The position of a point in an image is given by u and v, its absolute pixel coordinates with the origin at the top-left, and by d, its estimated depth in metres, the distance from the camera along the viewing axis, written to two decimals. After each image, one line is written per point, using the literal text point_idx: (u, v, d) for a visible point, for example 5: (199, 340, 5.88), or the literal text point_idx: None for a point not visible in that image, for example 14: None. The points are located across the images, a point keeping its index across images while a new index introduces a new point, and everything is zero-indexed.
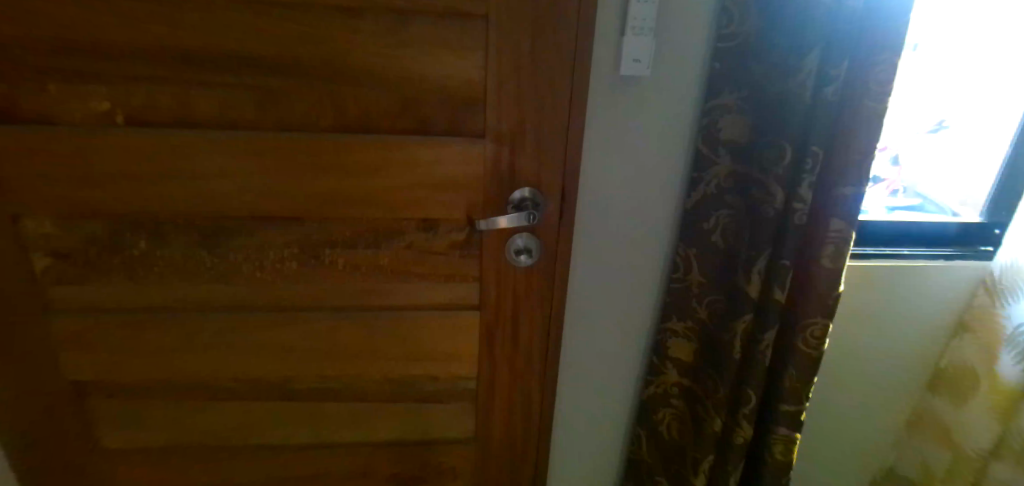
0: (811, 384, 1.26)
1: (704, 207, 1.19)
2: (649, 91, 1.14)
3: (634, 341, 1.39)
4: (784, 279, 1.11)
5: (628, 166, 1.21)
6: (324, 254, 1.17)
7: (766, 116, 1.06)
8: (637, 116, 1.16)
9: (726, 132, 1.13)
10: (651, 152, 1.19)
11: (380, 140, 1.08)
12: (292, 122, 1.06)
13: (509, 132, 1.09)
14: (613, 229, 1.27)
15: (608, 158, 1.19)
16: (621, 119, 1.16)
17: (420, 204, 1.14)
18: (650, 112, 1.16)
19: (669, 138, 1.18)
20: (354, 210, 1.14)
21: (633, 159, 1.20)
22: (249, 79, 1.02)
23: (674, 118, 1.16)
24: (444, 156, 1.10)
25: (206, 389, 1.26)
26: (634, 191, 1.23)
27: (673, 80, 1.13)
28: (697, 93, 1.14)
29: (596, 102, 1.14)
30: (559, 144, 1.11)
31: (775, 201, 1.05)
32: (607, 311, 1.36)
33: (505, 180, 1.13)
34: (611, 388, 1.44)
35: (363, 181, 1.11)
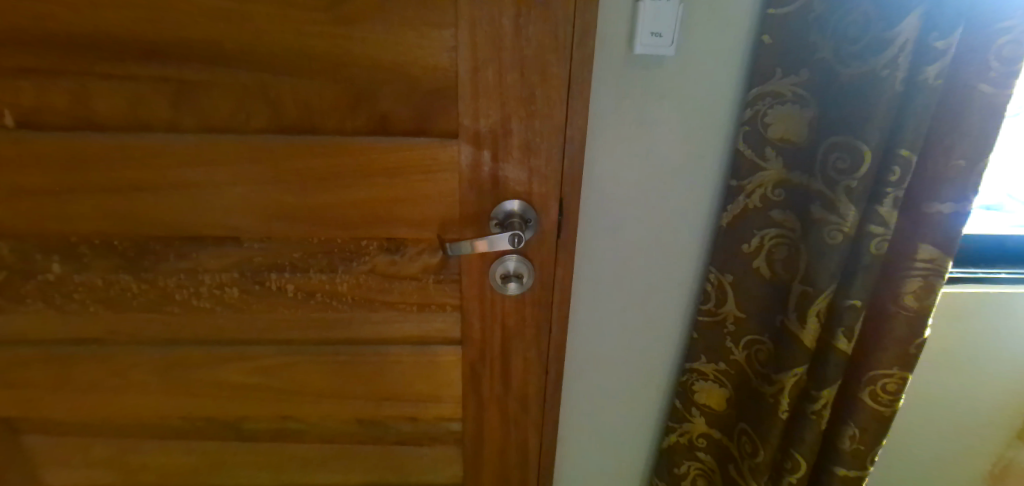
0: (877, 447, 0.99)
1: (743, 226, 0.93)
2: (673, 77, 0.88)
3: (654, 376, 1.20)
4: (852, 327, 0.85)
5: (646, 173, 0.96)
6: (272, 280, 0.96)
7: (833, 108, 0.78)
8: (657, 109, 0.90)
9: (775, 129, 0.85)
10: (675, 154, 0.95)
11: (326, 143, 0.85)
12: (217, 122, 0.84)
13: (489, 133, 0.85)
14: (627, 249, 1.04)
15: (621, 165, 0.95)
16: (636, 113, 0.91)
17: (382, 221, 0.92)
18: (674, 104, 0.90)
19: (700, 138, 0.93)
20: (302, 228, 0.92)
21: (651, 164, 0.95)
22: (158, 68, 0.80)
23: (706, 112, 0.91)
24: (408, 162, 0.87)
25: (151, 427, 1.11)
26: (654, 203, 1.00)
27: (704, 60, 0.87)
28: (738, 78, 0.88)
29: (602, 91, 0.88)
30: (555, 146, 0.86)
31: (844, 226, 0.78)
32: (621, 342, 1.16)
33: (488, 191, 0.90)
34: (625, 427, 1.26)
35: (311, 192, 0.89)
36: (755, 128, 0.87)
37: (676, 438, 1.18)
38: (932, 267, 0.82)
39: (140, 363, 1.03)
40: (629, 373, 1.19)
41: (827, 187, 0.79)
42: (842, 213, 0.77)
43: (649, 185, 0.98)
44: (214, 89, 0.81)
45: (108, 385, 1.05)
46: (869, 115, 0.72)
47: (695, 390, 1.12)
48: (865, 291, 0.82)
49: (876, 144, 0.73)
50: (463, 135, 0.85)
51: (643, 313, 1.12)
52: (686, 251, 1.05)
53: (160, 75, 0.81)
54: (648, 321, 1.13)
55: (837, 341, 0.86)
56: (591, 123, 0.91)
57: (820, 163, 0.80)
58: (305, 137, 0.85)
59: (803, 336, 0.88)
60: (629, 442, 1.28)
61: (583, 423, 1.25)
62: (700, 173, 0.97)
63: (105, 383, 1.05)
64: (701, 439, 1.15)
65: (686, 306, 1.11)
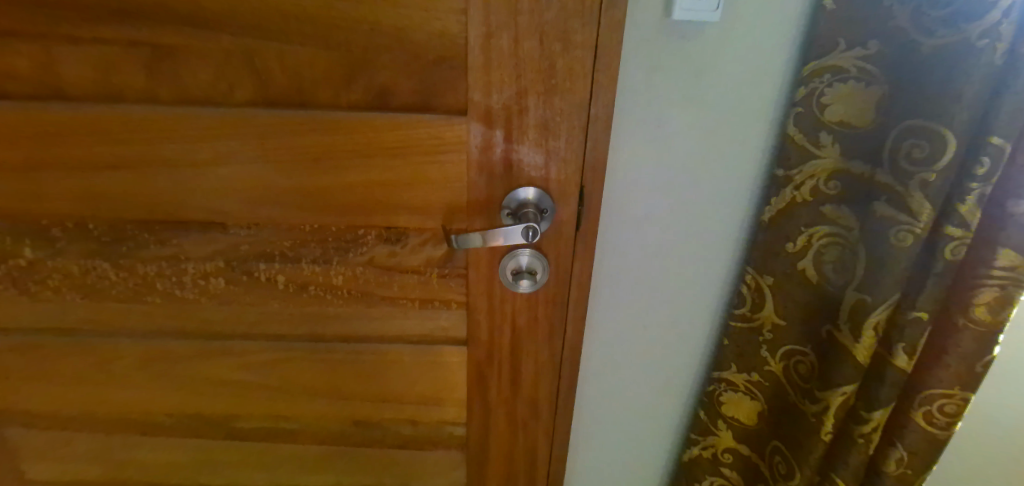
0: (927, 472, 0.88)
1: (788, 222, 0.83)
2: (716, 49, 0.77)
3: (678, 383, 1.10)
4: (914, 343, 0.74)
5: (679, 160, 0.86)
6: (259, 270, 0.87)
7: (907, 87, 0.67)
8: (697, 87, 0.79)
9: (834, 112, 0.74)
10: (713, 140, 0.84)
11: (318, 118, 0.75)
12: (196, 94, 0.74)
13: (503, 111, 0.74)
14: (654, 245, 0.94)
15: (651, 150, 0.85)
16: (672, 91, 0.80)
17: (381, 208, 0.82)
18: (716, 81, 0.79)
19: (742, 122, 0.82)
20: (292, 214, 0.83)
21: (686, 150, 0.85)
22: (127, 31, 0.70)
23: (750, 91, 0.80)
24: (410, 142, 0.77)
25: (135, 422, 1.04)
26: (687, 196, 0.89)
27: (753, 31, 0.76)
28: (790, 51, 0.77)
29: (634, 66, 0.77)
30: (578, 127, 0.76)
31: (916, 225, 0.67)
32: (643, 345, 1.06)
33: (500, 177, 0.80)
34: (645, 436, 1.17)
35: (301, 174, 0.79)
36: (809, 110, 0.76)
37: (700, 449, 1.09)
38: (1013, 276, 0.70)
39: (122, 356, 0.96)
40: (650, 379, 1.10)
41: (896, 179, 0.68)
42: (915, 210, 0.66)
43: (683, 175, 0.87)
44: (192, 54, 0.71)
45: (90, 378, 0.98)
46: (957, 93, 0.61)
47: (722, 400, 1.02)
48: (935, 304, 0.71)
49: (962, 128, 0.62)
50: (473, 113, 0.74)
51: (670, 315, 1.02)
52: (720, 250, 0.94)
53: (130, 38, 0.71)
54: (674, 324, 1.03)
55: (895, 357, 0.76)
56: (619, 102, 0.80)
57: (888, 150, 0.69)
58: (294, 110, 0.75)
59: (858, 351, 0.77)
60: (647, 450, 1.19)
61: (599, 429, 1.16)
62: (740, 161, 0.86)
63: (87, 375, 0.98)
64: (727, 453, 1.06)
65: (717, 309, 1.01)
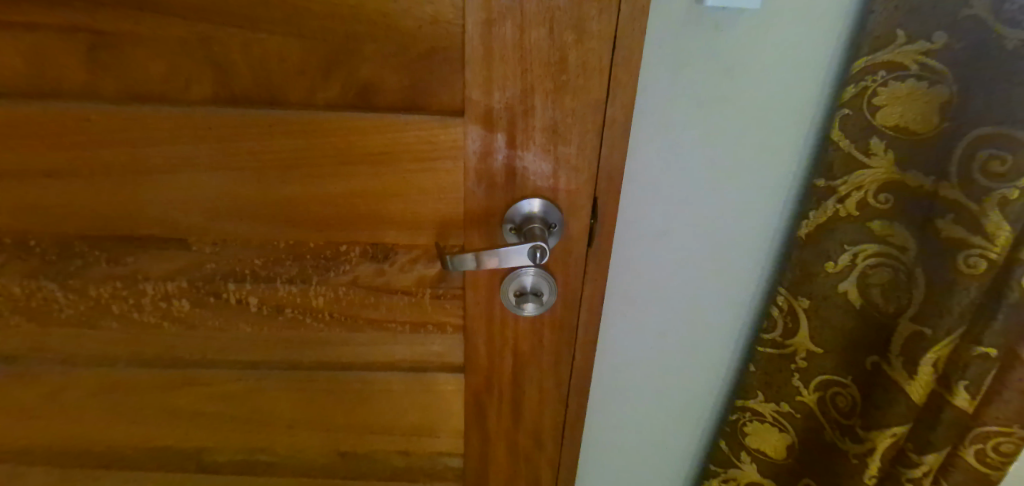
0: None
1: (827, 241, 0.73)
2: (750, 43, 0.67)
3: (695, 409, 1.01)
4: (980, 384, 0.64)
5: (703, 170, 0.76)
6: (226, 291, 0.77)
7: (983, 85, 0.57)
8: (727, 84, 0.69)
9: (887, 115, 0.64)
10: (743, 147, 0.74)
11: (290, 120, 0.64)
12: (148, 91, 0.64)
13: (506, 111, 0.64)
14: (671, 263, 0.85)
15: (672, 156, 0.75)
16: (699, 91, 0.70)
17: (365, 221, 0.72)
18: (748, 80, 0.69)
19: (777, 124, 0.72)
20: (263, 228, 0.72)
21: (711, 159, 0.75)
22: (64, 16, 0.60)
23: (788, 89, 0.70)
24: (397, 147, 0.66)
25: (94, 456, 0.93)
26: (710, 209, 0.79)
27: (793, 22, 0.66)
28: (836, 43, 0.67)
29: (655, 62, 0.68)
30: (593, 130, 0.65)
31: (992, 249, 0.58)
32: (656, 371, 0.97)
33: (501, 187, 0.69)
34: (657, 463, 1.08)
35: (272, 183, 0.69)
36: (858, 113, 0.66)
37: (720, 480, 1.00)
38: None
39: (78, 385, 0.85)
40: (664, 405, 1.01)
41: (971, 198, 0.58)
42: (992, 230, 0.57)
43: (707, 186, 0.77)
44: (139, 44, 0.61)
45: (43, 408, 0.88)
46: None
47: (746, 431, 0.92)
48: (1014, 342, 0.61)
49: None
50: (470, 114, 0.64)
51: (687, 339, 0.93)
52: (745, 268, 0.85)
53: (67, 25, 0.60)
54: (691, 348, 0.94)
55: (954, 397, 0.66)
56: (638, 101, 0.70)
57: (957, 160, 0.60)
58: (262, 110, 0.64)
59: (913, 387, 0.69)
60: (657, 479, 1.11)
61: (607, 457, 1.08)
62: (773, 170, 0.76)
63: (38, 404, 0.87)
64: None
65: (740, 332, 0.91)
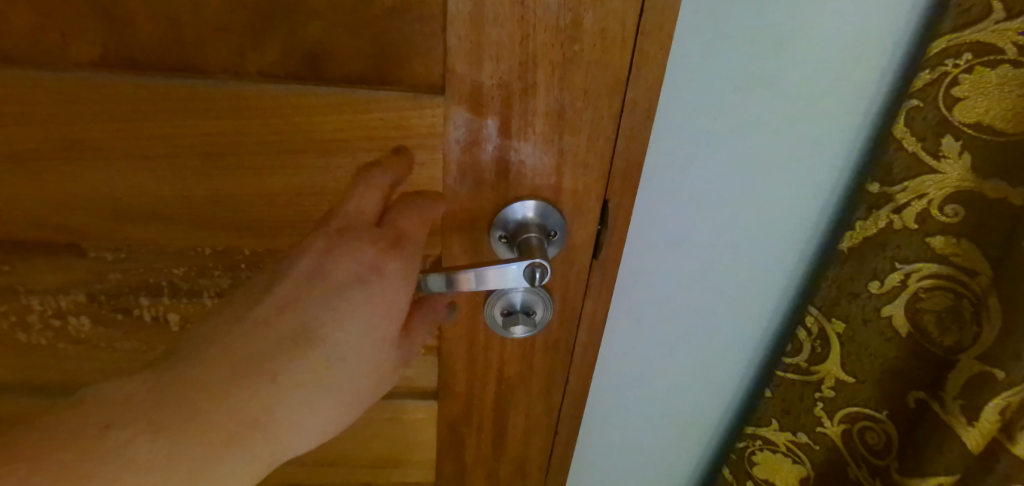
0: None
1: (873, 258, 0.63)
2: (801, 29, 0.55)
3: (702, 422, 0.94)
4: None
5: (734, 178, 0.66)
6: (137, 306, 0.61)
7: None
8: (766, 77, 0.58)
9: (970, 107, 0.52)
10: (784, 151, 0.64)
11: (206, 93, 0.47)
12: (7, 48, 0.46)
13: (501, 90, 0.49)
14: (690, 277, 0.75)
15: (697, 159, 0.64)
16: (735, 85, 0.58)
17: (315, 226, 0.56)
18: (795, 73, 0.58)
19: (822, 124, 0.62)
20: (181, 231, 0.56)
21: (744, 166, 0.65)
22: None
23: (838, 83, 0.59)
24: (357, 133, 0.51)
25: None
26: (739, 220, 0.70)
27: (857, 2, 0.54)
28: (899, 27, 0.55)
29: (684, 50, 0.56)
30: (611, 118, 0.51)
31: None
32: (666, 387, 0.89)
33: (490, 186, 0.54)
34: (659, 473, 1.02)
35: (189, 176, 0.52)
36: (933, 104, 0.54)
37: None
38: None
39: None
40: (671, 420, 0.94)
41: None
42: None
43: (736, 196, 0.67)
44: None
45: None
46: None
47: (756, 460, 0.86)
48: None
49: None
50: (452, 93, 0.49)
51: (701, 355, 0.85)
52: (773, 280, 0.76)
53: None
54: (703, 363, 0.86)
55: (1015, 446, 0.54)
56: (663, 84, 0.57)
57: None
58: (167, 79, 0.47)
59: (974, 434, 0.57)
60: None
61: (607, 470, 1.01)
62: (816, 176, 0.66)
63: None
64: None
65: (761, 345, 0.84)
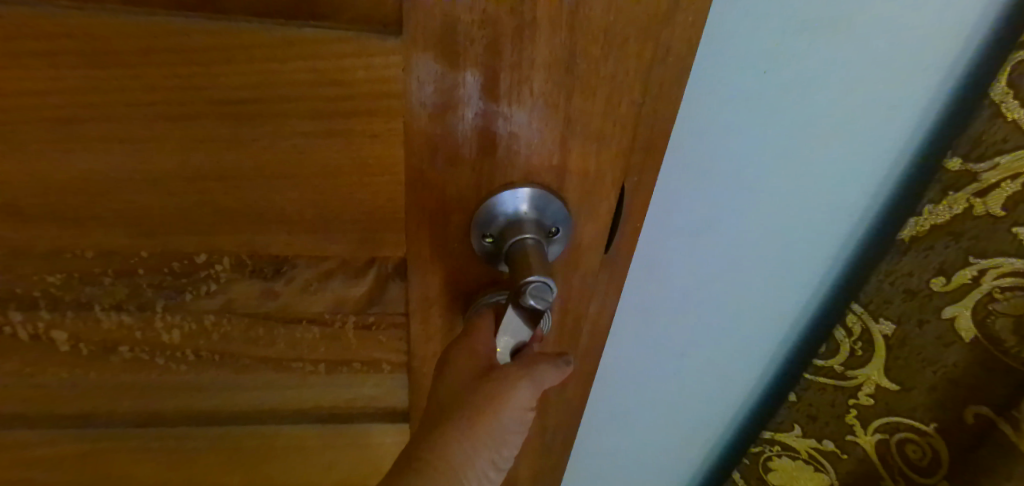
0: None
1: (942, 249, 0.63)
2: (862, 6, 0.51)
3: (728, 401, 0.96)
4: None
5: (788, 172, 0.63)
6: (4, 324, 0.46)
7: None
8: (831, 67, 0.55)
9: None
10: (829, 147, 0.62)
11: (41, 31, 0.32)
12: None
13: (484, 27, 0.34)
14: (726, 267, 0.72)
15: (756, 157, 0.61)
16: (793, 62, 0.53)
17: (229, 221, 0.41)
18: (861, 51, 0.54)
19: (876, 111, 0.60)
20: (37, 231, 0.41)
21: (796, 152, 0.61)
22: None
23: (898, 69, 0.56)
24: (274, 90, 0.35)
25: None
26: (782, 205, 0.66)
27: None
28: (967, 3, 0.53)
29: (736, 23, 0.50)
30: (637, 71, 0.37)
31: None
32: (691, 373, 0.87)
33: (466, 166, 0.40)
34: (682, 455, 1.04)
35: (33, 153, 0.36)
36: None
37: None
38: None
39: None
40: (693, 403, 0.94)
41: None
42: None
43: (789, 189, 0.65)
44: None
45: None
46: None
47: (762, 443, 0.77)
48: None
49: None
50: (411, 32, 0.34)
51: (726, 340, 0.84)
52: (798, 262, 0.75)
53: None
54: (736, 348, 0.86)
55: None
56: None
57: None
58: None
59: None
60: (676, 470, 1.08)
61: (624, 455, 1.00)
62: (862, 159, 0.64)
63: None
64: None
65: (783, 323, 0.84)
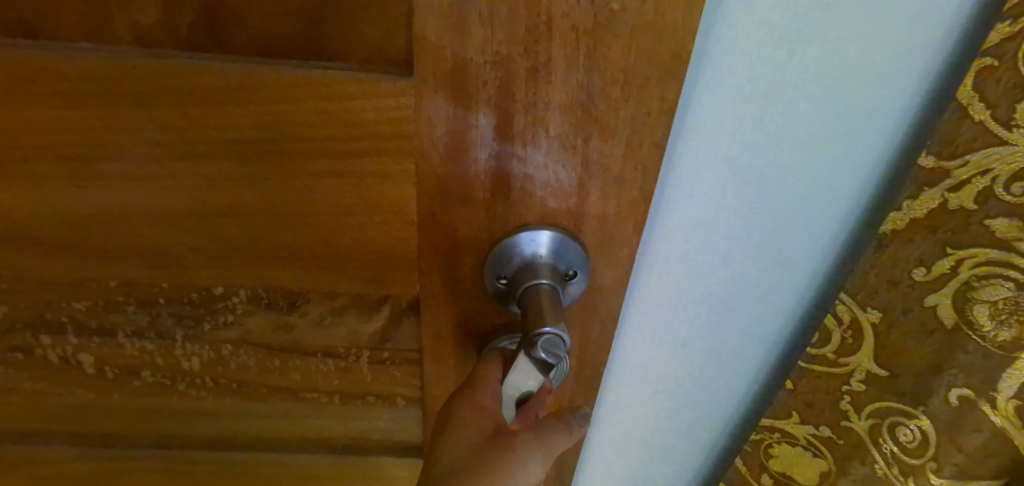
0: None
1: None
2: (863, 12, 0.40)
3: None
4: (989, 452, 0.49)
5: (789, 221, 0.52)
6: (38, 346, 0.48)
7: None
8: (825, 100, 0.44)
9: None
10: (828, 203, 0.51)
11: (63, 75, 0.33)
12: None
13: (499, 65, 0.33)
14: (733, 340, 0.62)
15: (741, 218, 0.51)
16: (781, 107, 0.44)
17: (241, 256, 0.41)
18: (874, 96, 0.45)
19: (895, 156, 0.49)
20: (63, 263, 0.42)
21: (792, 200, 0.50)
22: None
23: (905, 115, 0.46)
24: (285, 128, 0.35)
25: None
26: (777, 274, 0.56)
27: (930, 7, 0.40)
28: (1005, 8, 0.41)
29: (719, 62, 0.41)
30: (661, 109, 0.35)
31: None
32: (667, 434, 0.73)
33: (478, 208, 0.38)
34: None
35: (55, 190, 0.38)
36: (1012, 67, 0.38)
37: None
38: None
39: None
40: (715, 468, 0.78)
41: (1001, 226, 0.42)
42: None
43: (791, 248, 0.55)
44: None
45: None
46: None
47: (771, 454, 0.68)
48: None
49: None
50: (423, 74, 0.33)
51: (720, 398, 0.69)
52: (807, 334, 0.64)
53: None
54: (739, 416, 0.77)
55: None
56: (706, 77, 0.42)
57: None
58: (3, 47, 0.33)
59: (904, 457, 0.54)
60: None
61: None
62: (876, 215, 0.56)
63: None
64: None
65: None
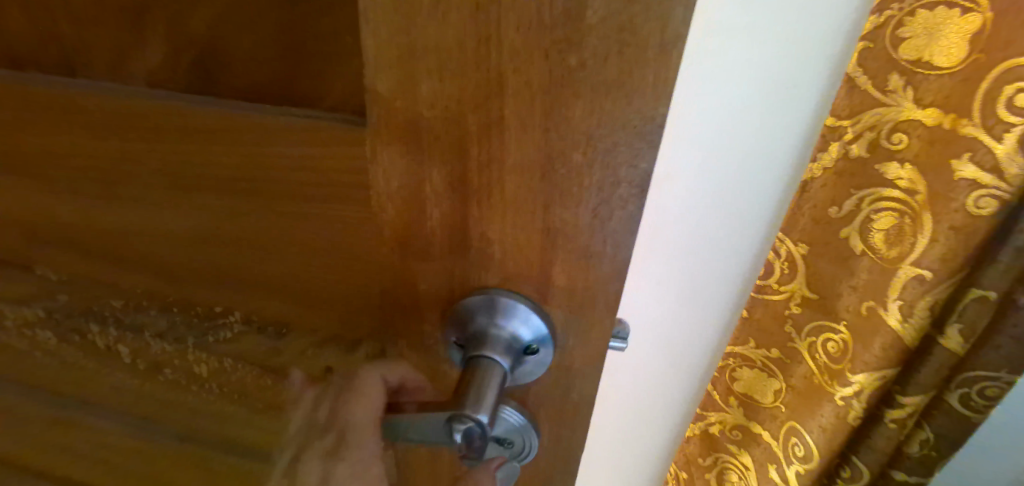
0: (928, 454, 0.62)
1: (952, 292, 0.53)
2: None
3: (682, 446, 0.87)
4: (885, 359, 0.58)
5: (729, 173, 0.59)
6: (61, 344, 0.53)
7: None
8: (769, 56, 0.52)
9: (912, 46, 0.47)
10: (765, 160, 0.58)
11: (82, 109, 0.38)
12: None
13: (450, 123, 0.30)
14: (687, 287, 0.69)
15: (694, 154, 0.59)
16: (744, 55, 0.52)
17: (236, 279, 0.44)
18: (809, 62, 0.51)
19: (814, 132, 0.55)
20: (101, 265, 0.48)
21: (732, 218, 0.62)
22: None
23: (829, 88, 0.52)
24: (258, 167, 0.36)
25: None
26: (722, 224, 0.63)
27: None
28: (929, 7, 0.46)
29: (699, 91, 0.55)
30: (633, 188, 0.29)
31: (908, 214, 0.51)
32: (630, 394, 0.83)
33: (442, 260, 0.36)
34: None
35: (89, 203, 0.44)
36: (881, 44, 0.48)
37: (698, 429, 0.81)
38: (976, 296, 0.52)
39: None
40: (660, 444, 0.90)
41: (891, 172, 0.51)
42: (907, 188, 0.51)
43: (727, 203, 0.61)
44: None
45: None
46: None
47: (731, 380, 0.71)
48: (929, 314, 0.54)
49: None
50: (377, 127, 0.31)
51: (678, 358, 0.77)
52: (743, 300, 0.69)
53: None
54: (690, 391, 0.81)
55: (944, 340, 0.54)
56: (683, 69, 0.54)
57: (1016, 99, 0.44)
58: (45, 83, 0.38)
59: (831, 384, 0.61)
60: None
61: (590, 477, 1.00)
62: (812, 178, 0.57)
63: None
64: None
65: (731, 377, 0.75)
